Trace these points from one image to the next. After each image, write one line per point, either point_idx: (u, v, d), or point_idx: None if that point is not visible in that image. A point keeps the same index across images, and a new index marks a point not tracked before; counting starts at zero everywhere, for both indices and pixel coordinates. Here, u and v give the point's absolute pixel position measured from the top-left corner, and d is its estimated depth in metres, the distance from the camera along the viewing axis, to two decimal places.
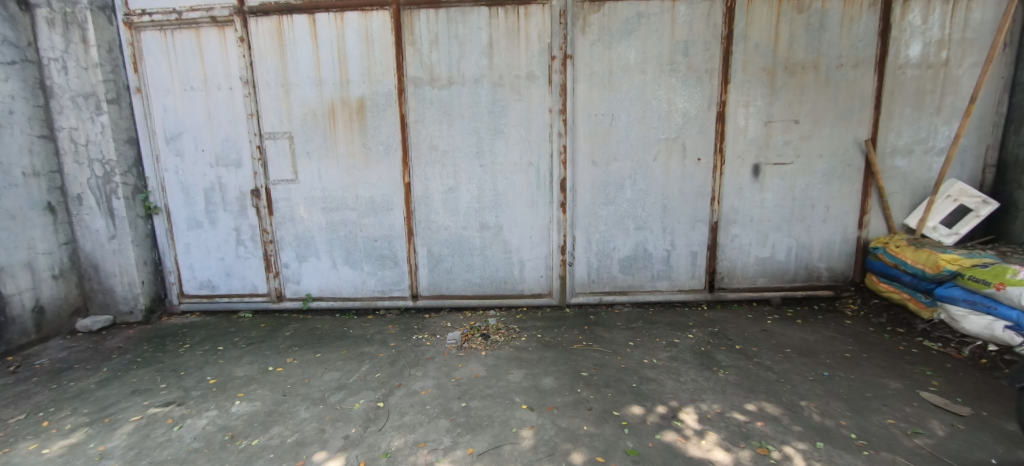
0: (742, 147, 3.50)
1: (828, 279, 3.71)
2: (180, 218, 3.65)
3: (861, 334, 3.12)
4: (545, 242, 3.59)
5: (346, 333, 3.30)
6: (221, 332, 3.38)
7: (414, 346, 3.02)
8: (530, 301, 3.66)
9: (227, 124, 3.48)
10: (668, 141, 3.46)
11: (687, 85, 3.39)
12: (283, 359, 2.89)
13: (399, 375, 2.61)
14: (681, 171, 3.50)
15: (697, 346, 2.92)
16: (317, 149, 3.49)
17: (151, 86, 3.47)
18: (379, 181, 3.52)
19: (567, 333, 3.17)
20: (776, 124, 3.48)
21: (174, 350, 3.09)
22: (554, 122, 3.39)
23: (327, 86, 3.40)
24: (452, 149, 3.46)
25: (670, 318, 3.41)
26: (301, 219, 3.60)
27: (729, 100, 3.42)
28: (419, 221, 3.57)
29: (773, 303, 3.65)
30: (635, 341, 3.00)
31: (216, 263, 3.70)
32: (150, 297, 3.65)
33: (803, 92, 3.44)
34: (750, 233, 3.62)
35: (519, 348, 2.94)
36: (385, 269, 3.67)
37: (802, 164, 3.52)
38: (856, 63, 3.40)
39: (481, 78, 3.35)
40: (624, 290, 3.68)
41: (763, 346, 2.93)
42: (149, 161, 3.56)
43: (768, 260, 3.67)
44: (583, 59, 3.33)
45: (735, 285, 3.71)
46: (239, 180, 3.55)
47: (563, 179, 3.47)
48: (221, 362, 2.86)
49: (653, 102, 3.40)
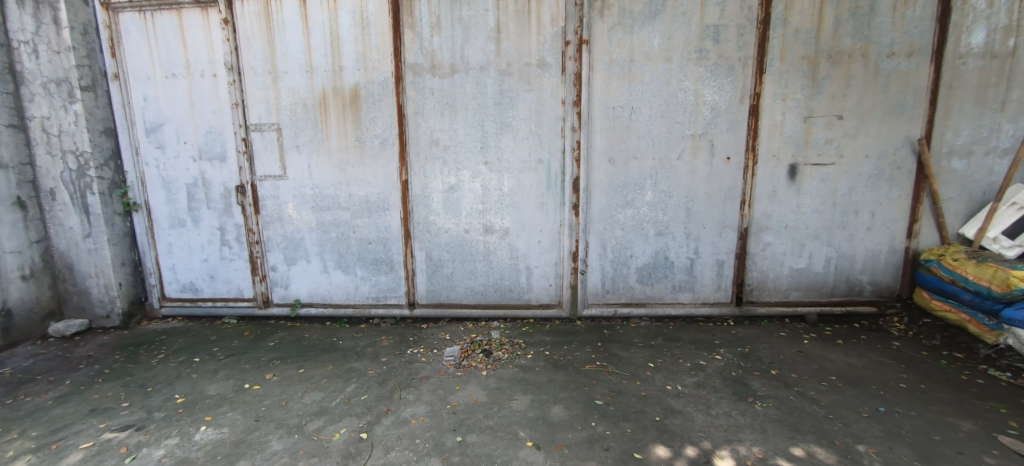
0: (778, 144, 3.12)
1: (870, 294, 3.33)
2: (161, 216, 3.38)
3: (914, 359, 2.74)
4: (555, 248, 3.26)
5: (334, 345, 3.00)
6: (200, 340, 3.11)
7: (408, 362, 2.72)
8: (537, 312, 3.33)
9: (211, 114, 3.20)
10: (695, 138, 3.10)
11: (717, 75, 3.03)
12: (262, 375, 2.60)
13: (388, 399, 2.30)
14: (708, 171, 3.14)
15: (727, 370, 2.56)
16: (307, 142, 3.19)
17: (130, 72, 3.21)
18: (375, 179, 3.21)
19: (579, 350, 2.83)
20: (817, 120, 3.10)
21: (147, 361, 2.81)
22: (568, 115, 3.05)
23: (318, 73, 3.10)
24: (455, 144, 3.14)
25: (693, 336, 3.05)
26: (289, 219, 3.31)
27: (764, 92, 3.05)
28: (417, 223, 3.26)
29: (808, 320, 3.27)
30: (656, 363, 2.65)
31: (200, 264, 3.43)
32: (129, 301, 3.39)
33: (849, 85, 3.06)
34: (784, 242, 3.25)
35: (524, 368, 2.61)
36: (380, 275, 3.37)
37: (846, 165, 3.15)
38: (911, 52, 3.02)
39: (488, 65, 3.03)
40: (642, 302, 3.33)
41: (803, 372, 2.56)
42: (128, 153, 3.29)
43: (804, 272, 3.30)
44: (601, 46, 2.98)
45: (766, 299, 3.34)
46: (225, 175, 3.28)
47: (576, 178, 3.14)
48: (194, 378, 2.58)
49: (678, 93, 3.05)
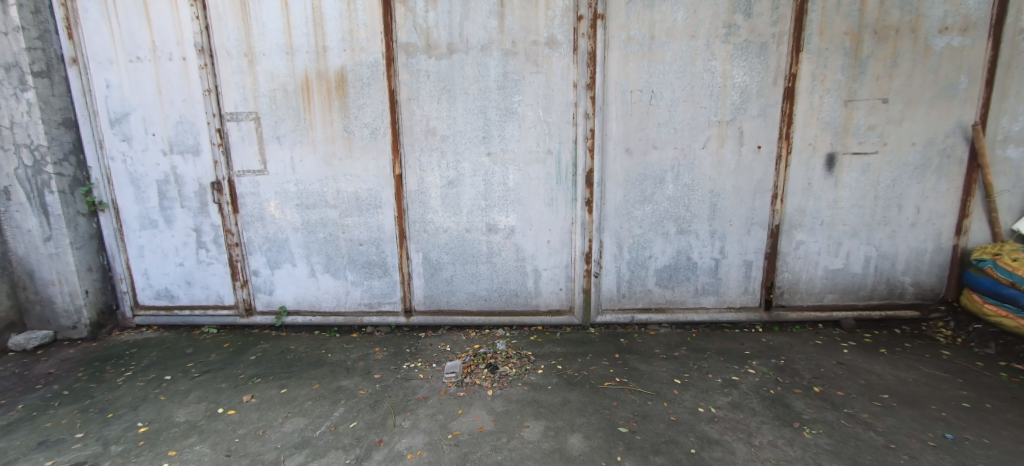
0: (815, 131, 2.80)
1: (912, 297, 3.03)
2: (131, 216, 3.06)
3: (970, 372, 2.44)
4: (566, 248, 2.95)
5: (322, 359, 2.70)
6: (174, 354, 2.81)
7: (404, 380, 2.42)
8: (547, 319, 3.03)
9: (181, 103, 2.87)
10: (722, 125, 2.77)
11: (748, 53, 2.69)
12: (239, 396, 2.31)
13: (380, 427, 2.00)
14: (736, 162, 2.82)
15: (764, 387, 2.27)
16: (289, 133, 2.86)
17: (90, 56, 2.87)
18: (365, 173, 2.89)
19: (595, 364, 2.53)
20: (859, 104, 2.77)
21: (112, 380, 2.51)
22: (581, 99, 2.73)
23: (300, 55, 2.76)
24: (454, 134, 2.81)
25: (719, 345, 2.75)
26: (272, 218, 2.99)
27: (801, 73, 2.71)
28: (413, 221, 2.95)
29: (845, 326, 2.97)
30: (682, 379, 2.35)
31: (175, 269, 3.13)
32: (97, 310, 3.08)
33: (895, 65, 2.72)
34: (819, 240, 2.94)
35: (535, 386, 2.31)
36: (373, 279, 3.06)
37: (890, 154, 2.82)
38: (966, 26, 2.67)
39: (489, 44, 2.68)
40: (661, 307, 3.04)
41: (849, 389, 2.26)
42: (91, 147, 2.96)
43: (841, 273, 2.99)
44: (618, 21, 2.64)
45: (798, 303, 3.04)
46: (198, 170, 2.95)
47: (590, 171, 2.82)
48: (162, 401, 2.28)
49: (703, 74, 2.71)
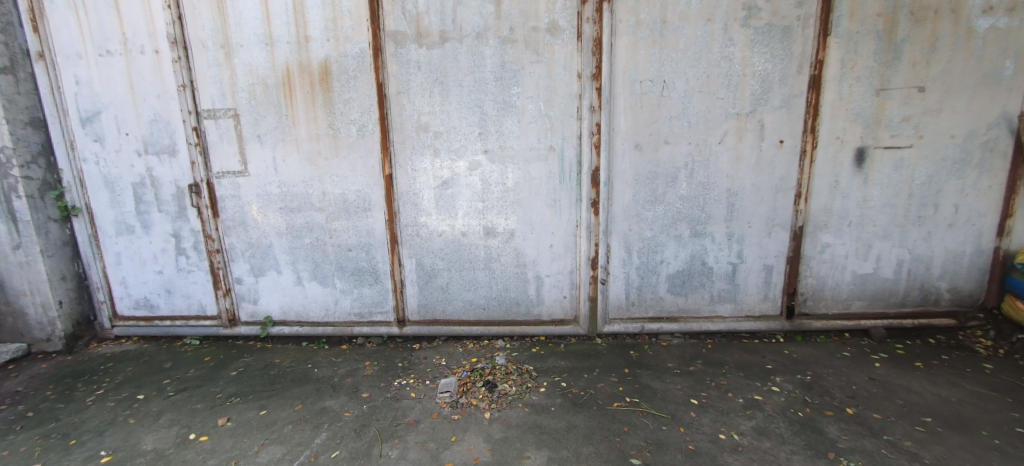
0: (844, 123, 2.55)
1: (948, 304, 2.78)
2: (106, 222, 2.88)
3: (1021, 389, 2.19)
4: (570, 253, 2.73)
5: (308, 375, 2.51)
6: (152, 369, 2.63)
7: (395, 400, 2.22)
8: (549, 329, 2.82)
9: (154, 99, 2.67)
10: (740, 118, 2.53)
11: (771, 38, 2.44)
12: (214, 420, 2.11)
13: (364, 458, 1.80)
14: (756, 159, 2.58)
15: (791, 409, 2.04)
16: (270, 131, 2.66)
17: (57, 50, 2.67)
18: (353, 174, 2.68)
19: (603, 381, 2.32)
20: (892, 93, 2.51)
21: (81, 400, 2.33)
22: (586, 91, 2.49)
23: (280, 46, 2.55)
24: (448, 130, 2.59)
25: (738, 359, 2.53)
26: (254, 223, 2.80)
27: (829, 59, 2.46)
28: (405, 225, 2.74)
29: (875, 335, 2.73)
30: (699, 399, 2.13)
31: (154, 278, 2.95)
32: (73, 321, 2.91)
33: (934, 49, 2.46)
34: (847, 242, 2.70)
35: (537, 408, 2.10)
36: (363, 287, 2.86)
37: (926, 147, 2.57)
38: (1013, 5, 2.40)
39: (485, 31, 2.45)
40: (674, 316, 2.81)
41: (887, 411, 2.03)
42: (62, 148, 2.77)
43: (870, 279, 2.75)
44: (626, 4, 2.39)
45: (822, 311, 2.80)
46: (176, 172, 2.75)
47: (596, 169, 2.59)
48: (130, 425, 2.09)
49: (721, 62, 2.46)
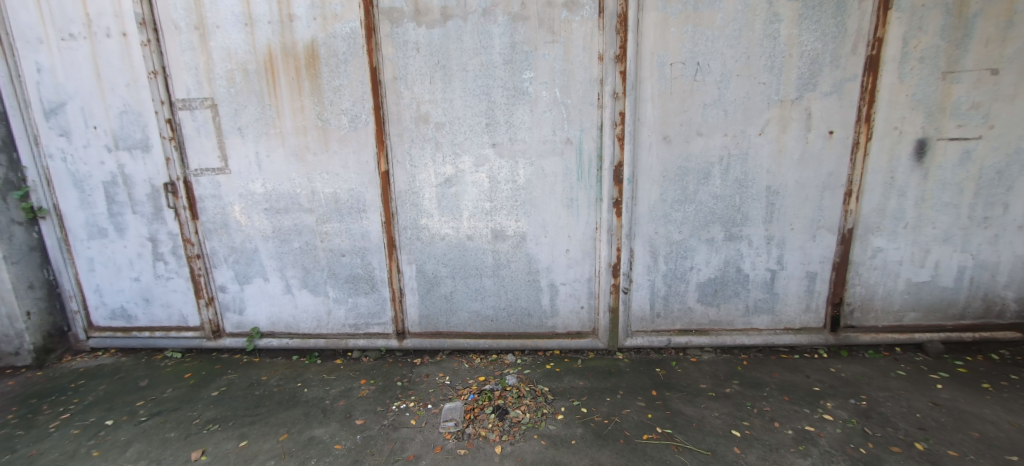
0: (903, 111, 2.22)
1: (1012, 315, 2.48)
2: (76, 225, 2.62)
3: None
4: (588, 259, 2.44)
5: (297, 397, 2.25)
6: (127, 388, 2.38)
7: (392, 429, 1.95)
8: (565, 343, 2.54)
9: (123, 88, 2.39)
10: (784, 105, 2.21)
11: (823, 12, 2.11)
12: (187, 453, 1.86)
13: None
14: (801, 152, 2.27)
15: (851, 444, 1.76)
16: (252, 123, 2.37)
17: (15, 34, 2.38)
18: (345, 170, 2.40)
19: (628, 406, 2.04)
20: (960, 76, 2.18)
21: (43, 426, 2.08)
22: (608, 75, 2.18)
23: (260, 27, 2.25)
24: (451, 122, 2.30)
25: (779, 379, 2.24)
26: (238, 226, 2.53)
27: (888, 37, 2.13)
28: (404, 228, 2.46)
29: (931, 350, 2.44)
30: (741, 430, 1.85)
31: (130, 285, 2.70)
32: (43, 333, 2.66)
33: (1011, 25, 2.11)
34: (901, 247, 2.39)
35: (554, 441, 1.83)
36: (359, 296, 2.59)
37: (996, 139, 2.24)
38: None
39: (493, 7, 2.14)
40: (703, 328, 2.53)
41: (964, 447, 1.74)
42: (25, 144, 2.50)
43: (926, 287, 2.45)
44: None
45: (869, 323, 2.52)
46: (149, 170, 2.48)
47: (619, 164, 2.29)
48: (92, 458, 1.84)
49: (764, 41, 2.14)
